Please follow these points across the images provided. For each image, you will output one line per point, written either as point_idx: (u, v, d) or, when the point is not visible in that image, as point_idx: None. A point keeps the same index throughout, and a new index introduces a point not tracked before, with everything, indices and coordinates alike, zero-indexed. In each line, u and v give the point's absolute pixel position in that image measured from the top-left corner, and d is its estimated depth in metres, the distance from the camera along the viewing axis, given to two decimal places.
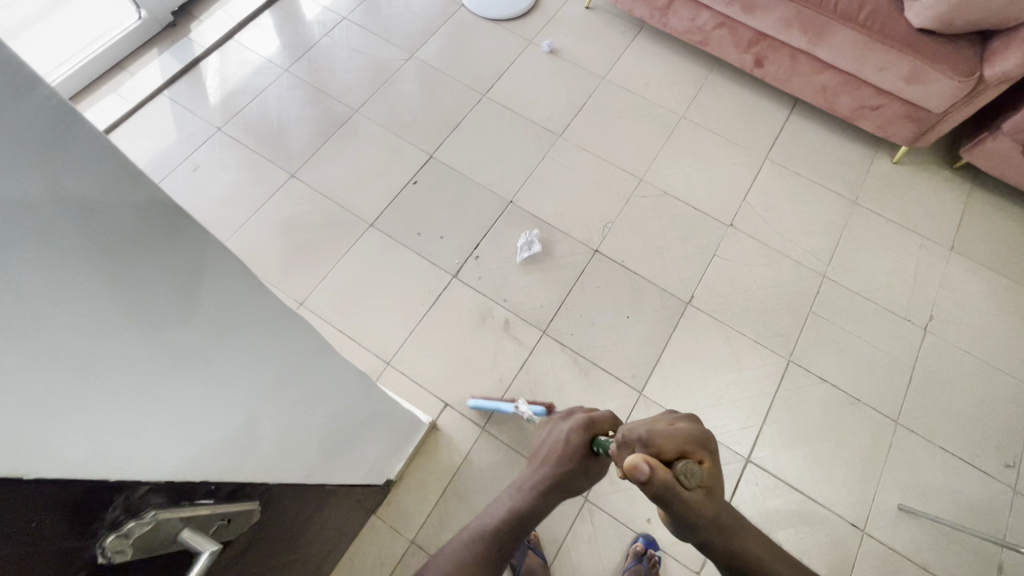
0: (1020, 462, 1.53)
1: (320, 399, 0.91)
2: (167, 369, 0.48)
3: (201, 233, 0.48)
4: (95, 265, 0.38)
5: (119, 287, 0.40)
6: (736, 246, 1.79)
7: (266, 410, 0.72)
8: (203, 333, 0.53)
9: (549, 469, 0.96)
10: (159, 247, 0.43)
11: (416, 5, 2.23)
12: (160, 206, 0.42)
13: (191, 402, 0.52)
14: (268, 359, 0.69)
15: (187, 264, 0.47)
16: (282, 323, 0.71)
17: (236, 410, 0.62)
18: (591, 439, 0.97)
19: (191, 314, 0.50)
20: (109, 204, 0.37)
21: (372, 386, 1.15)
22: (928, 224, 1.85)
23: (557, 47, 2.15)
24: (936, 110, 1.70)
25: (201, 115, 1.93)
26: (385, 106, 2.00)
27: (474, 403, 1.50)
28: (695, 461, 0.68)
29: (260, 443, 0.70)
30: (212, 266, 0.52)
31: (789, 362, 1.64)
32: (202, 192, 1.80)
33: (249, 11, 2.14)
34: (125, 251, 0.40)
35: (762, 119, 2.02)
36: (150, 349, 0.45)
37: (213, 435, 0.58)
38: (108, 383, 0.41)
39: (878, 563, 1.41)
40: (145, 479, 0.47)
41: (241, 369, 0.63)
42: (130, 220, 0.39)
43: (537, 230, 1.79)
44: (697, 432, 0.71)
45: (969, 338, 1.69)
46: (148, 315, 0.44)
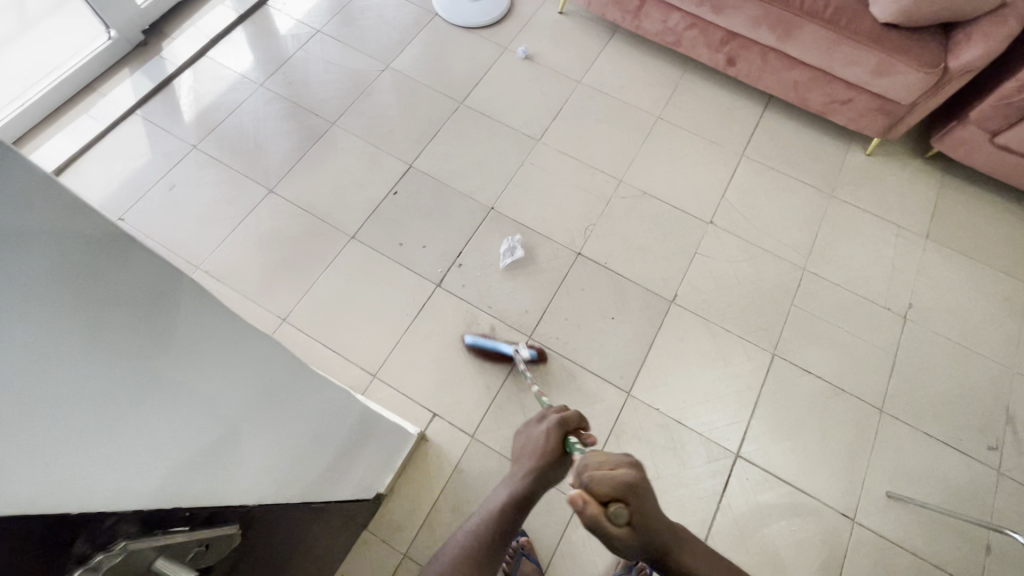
0: (1002, 444, 1.56)
1: (301, 417, 0.92)
2: (141, 393, 0.50)
3: (166, 270, 0.53)
4: (57, 298, 0.41)
5: (82, 317, 0.43)
6: (717, 243, 1.81)
7: (251, 435, 0.73)
8: (177, 360, 0.56)
9: (521, 472, 0.98)
10: (120, 278, 0.47)
11: (390, 15, 2.23)
12: (115, 242, 0.46)
13: (167, 428, 0.54)
14: (245, 386, 0.72)
15: (150, 294, 0.51)
16: (257, 350, 0.74)
17: (217, 434, 0.64)
18: (562, 439, 0.99)
19: (161, 341, 0.53)
20: (65, 239, 0.41)
21: (355, 403, 1.16)
22: (903, 213, 1.88)
23: (532, 52, 2.16)
24: (906, 102, 1.73)
25: (176, 133, 1.91)
26: (362, 118, 2.00)
27: (470, 339, 1.58)
28: (626, 505, 0.76)
29: (244, 467, 0.71)
30: (178, 295, 0.55)
31: (773, 355, 1.65)
32: (179, 210, 1.78)
33: (221, 28, 2.13)
34: (83, 283, 0.43)
35: (737, 116, 2.04)
36: (124, 375, 0.48)
37: (195, 459, 0.59)
38: (77, 409, 0.43)
39: (869, 551, 1.43)
40: (126, 505, 0.48)
41: (223, 395, 0.65)
42: (86, 253, 0.43)
43: (519, 235, 1.79)
44: (634, 476, 0.77)
45: (948, 323, 1.72)
46: (114, 344, 0.46)
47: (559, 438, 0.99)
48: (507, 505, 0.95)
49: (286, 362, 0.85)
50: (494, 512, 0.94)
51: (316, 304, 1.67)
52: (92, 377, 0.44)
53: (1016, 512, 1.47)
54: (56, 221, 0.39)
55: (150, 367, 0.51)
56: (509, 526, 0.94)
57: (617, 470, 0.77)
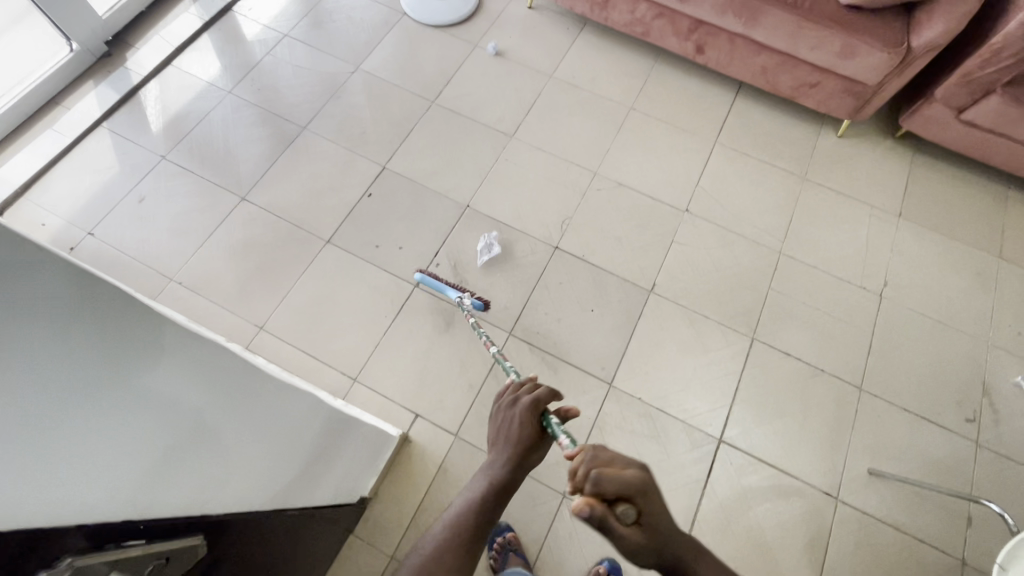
0: (980, 416, 1.58)
1: (277, 435, 1.00)
2: (123, 406, 0.63)
3: (133, 322, 0.71)
4: (54, 335, 0.58)
5: (72, 349, 0.59)
6: (693, 231, 1.81)
7: (230, 454, 0.82)
8: (158, 385, 0.70)
9: (498, 460, 0.86)
10: (95, 322, 0.64)
11: (358, 17, 2.21)
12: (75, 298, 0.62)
13: (149, 438, 0.65)
14: (212, 410, 0.81)
15: (126, 336, 0.68)
16: (231, 387, 0.90)
17: (195, 448, 0.74)
18: (538, 418, 0.88)
19: (140, 370, 0.67)
20: (51, 294, 0.59)
21: (335, 414, 1.26)
22: (875, 193, 1.90)
23: (502, 49, 2.16)
24: (872, 83, 1.74)
25: (143, 144, 1.88)
26: (334, 121, 1.98)
27: (419, 275, 1.57)
28: (634, 505, 0.68)
29: (224, 482, 0.78)
30: (150, 339, 0.73)
31: (752, 340, 1.66)
32: (149, 222, 1.76)
33: (186, 35, 2.11)
34: (71, 326, 0.60)
35: (709, 104, 2.05)
36: (109, 393, 0.61)
37: (175, 468, 0.68)
38: (69, 410, 0.56)
39: (852, 528, 1.44)
40: (111, 494, 0.56)
41: (202, 417, 0.78)
42: (67, 305, 0.61)
43: (496, 231, 1.79)
44: (643, 476, 0.70)
45: (923, 300, 1.74)
46: (99, 369, 0.61)
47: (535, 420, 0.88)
48: (482, 500, 0.81)
49: (252, 391, 0.97)
50: (467, 510, 0.81)
51: (293, 311, 1.66)
52: (76, 390, 0.57)
53: (995, 483, 1.50)
54: (33, 285, 0.58)
55: (109, 389, 0.61)
56: (486, 524, 0.80)
57: (621, 467, 0.70)
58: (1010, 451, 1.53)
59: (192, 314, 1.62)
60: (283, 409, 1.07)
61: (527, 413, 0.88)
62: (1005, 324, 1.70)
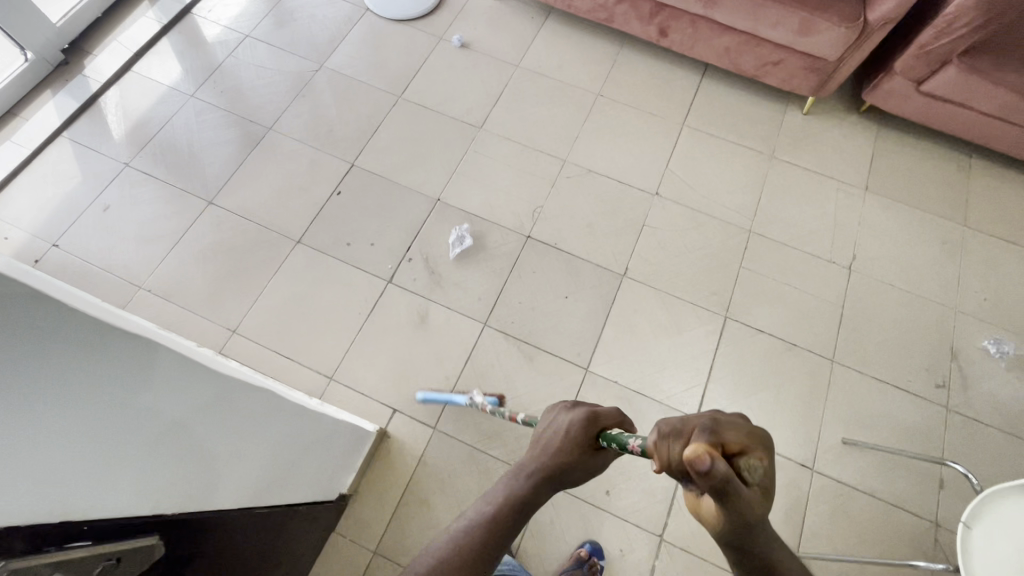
0: (949, 381, 1.61)
1: (258, 436, 1.01)
2: (121, 431, 0.65)
3: (143, 343, 0.72)
4: (76, 366, 0.59)
5: (91, 377, 0.61)
6: (664, 213, 1.83)
7: (213, 465, 0.85)
8: (157, 405, 0.72)
9: (529, 468, 0.75)
10: (112, 349, 0.65)
11: (321, 14, 2.19)
12: (97, 326, 0.63)
13: (138, 458, 0.67)
14: (217, 418, 0.88)
15: (136, 360, 0.69)
16: (223, 398, 0.92)
17: (179, 464, 0.76)
18: (593, 433, 0.78)
19: (144, 393, 0.70)
20: (78, 325, 0.60)
21: (316, 414, 1.27)
22: (842, 168, 1.92)
23: (467, 40, 2.15)
24: (832, 59, 1.76)
25: (106, 152, 1.86)
26: (300, 120, 1.96)
27: (423, 395, 1.50)
28: (756, 459, 0.52)
29: (199, 490, 0.81)
30: (156, 360, 0.74)
31: (725, 318, 1.68)
32: (115, 231, 1.73)
33: (145, 40, 2.08)
34: (91, 355, 0.61)
35: (676, 87, 2.06)
36: (111, 418, 0.63)
37: (162, 484, 0.71)
38: (73, 440, 0.58)
39: (828, 497, 1.47)
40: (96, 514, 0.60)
41: (193, 435, 0.80)
42: (92, 336, 0.62)
43: (467, 224, 1.79)
44: (758, 428, 0.55)
45: (891, 271, 1.76)
46: (108, 400, 0.63)
47: (596, 432, 0.78)
48: (506, 509, 0.71)
49: (245, 399, 1.00)
50: (488, 516, 0.70)
51: (266, 313, 1.65)
52: (87, 417, 0.60)
53: (965, 445, 1.53)
54: (65, 317, 0.58)
55: (113, 414, 0.63)
56: (503, 538, 0.69)
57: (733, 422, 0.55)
58: (979, 414, 1.57)
59: (163, 321, 1.61)
60: (285, 416, 1.13)
61: (582, 426, 0.78)
62: (971, 291, 1.73)
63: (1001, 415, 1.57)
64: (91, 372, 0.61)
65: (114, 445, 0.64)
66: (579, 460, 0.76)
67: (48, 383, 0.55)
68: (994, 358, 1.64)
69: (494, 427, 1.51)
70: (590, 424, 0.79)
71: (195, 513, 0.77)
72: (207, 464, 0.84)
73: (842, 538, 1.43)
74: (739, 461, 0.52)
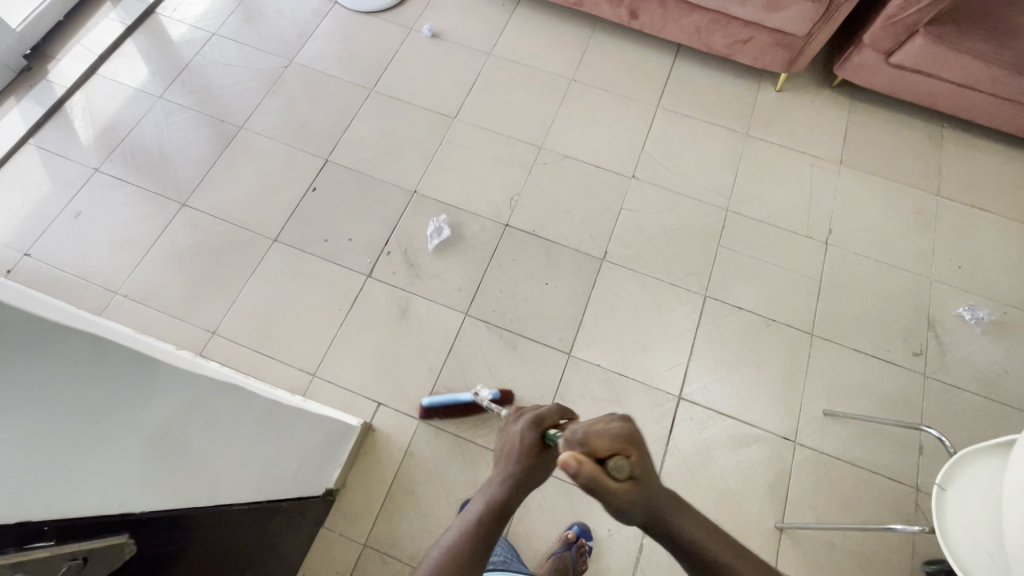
0: (926, 349, 1.63)
1: (252, 439, 1.04)
2: (115, 437, 0.71)
3: (145, 361, 0.80)
4: (77, 378, 0.67)
5: (88, 389, 0.68)
6: (641, 196, 1.83)
7: (206, 468, 0.90)
8: (155, 414, 0.80)
9: (492, 485, 0.73)
10: (114, 364, 0.73)
11: (289, 9, 2.16)
12: (102, 345, 0.71)
13: (130, 461, 0.74)
14: (214, 425, 0.94)
15: (136, 375, 0.77)
16: (223, 408, 0.98)
17: (171, 467, 0.82)
18: (543, 432, 0.75)
19: (142, 403, 0.77)
20: (83, 345, 0.69)
21: (309, 413, 1.28)
22: (817, 143, 1.93)
23: (438, 30, 2.13)
24: (801, 34, 1.76)
25: (75, 157, 1.83)
26: (272, 118, 1.94)
27: (428, 400, 1.49)
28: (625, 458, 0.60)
29: (190, 490, 0.85)
30: (158, 375, 0.82)
31: (705, 297, 1.69)
32: (88, 237, 1.71)
33: (110, 42, 2.04)
34: (93, 370, 0.69)
35: (649, 69, 2.06)
36: (108, 425, 0.70)
37: (153, 485, 0.77)
38: (69, 442, 0.64)
39: (811, 468, 1.49)
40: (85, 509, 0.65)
41: (189, 439, 0.87)
42: (95, 353, 0.70)
43: (445, 215, 1.78)
44: (631, 428, 0.62)
45: (867, 243, 1.78)
46: (104, 408, 0.70)
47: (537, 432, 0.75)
48: (480, 526, 0.69)
49: (246, 408, 1.06)
50: (462, 538, 0.68)
51: (246, 312, 1.64)
52: (83, 422, 0.67)
53: (943, 411, 1.56)
54: (70, 339, 0.67)
55: (108, 421, 0.70)
56: (482, 556, 0.67)
57: (611, 425, 0.62)
58: (956, 379, 1.59)
59: (141, 326, 1.59)
60: (275, 416, 1.14)
61: (533, 428, 0.75)
62: (946, 259, 1.76)
63: (977, 379, 1.59)
64: (77, 378, 0.67)
65: (99, 446, 0.69)
66: (536, 462, 0.74)
67: (50, 393, 0.63)
68: (969, 324, 1.66)
69: (479, 416, 1.52)
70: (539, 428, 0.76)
71: (179, 513, 0.80)
72: (198, 468, 0.88)
73: (826, 507, 1.45)
74: (609, 462, 0.59)
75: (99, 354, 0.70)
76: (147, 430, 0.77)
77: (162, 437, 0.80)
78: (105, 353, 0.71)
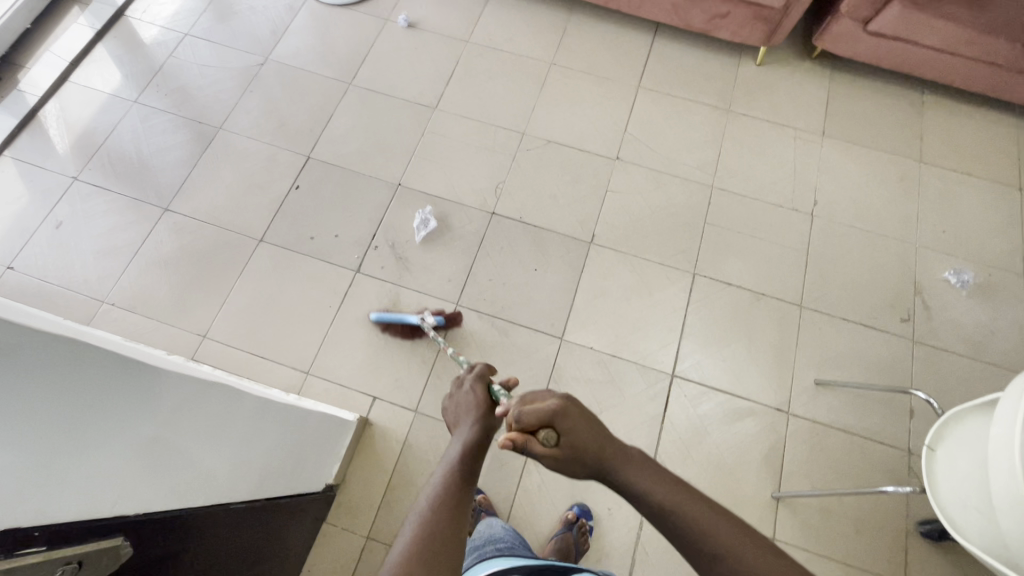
0: (914, 315, 1.65)
1: (243, 436, 1.04)
2: (91, 439, 0.70)
3: (123, 360, 0.77)
4: (47, 381, 0.65)
5: (59, 392, 0.66)
6: (626, 177, 1.83)
7: (194, 468, 0.89)
8: (134, 413, 0.78)
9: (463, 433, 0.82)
10: (87, 366, 0.71)
11: (261, 5, 2.12)
12: (70, 346, 0.69)
13: (111, 463, 0.72)
14: (201, 422, 0.93)
15: (112, 374, 0.75)
16: (210, 405, 0.96)
17: (155, 466, 0.81)
18: (488, 388, 0.89)
19: (119, 403, 0.75)
20: (51, 347, 0.66)
21: (304, 412, 1.29)
22: (799, 116, 1.93)
23: (414, 19, 2.10)
24: (778, 6, 1.75)
25: (52, 167, 1.80)
26: (251, 117, 1.92)
27: (376, 315, 1.59)
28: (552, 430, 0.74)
29: (178, 490, 0.84)
30: (137, 374, 0.80)
31: (695, 275, 1.70)
32: (72, 247, 1.69)
33: (80, 47, 2.00)
34: (63, 372, 0.67)
35: (628, 49, 2.04)
36: (83, 426, 0.69)
37: (135, 486, 0.76)
38: (41, 447, 0.63)
39: (805, 437, 1.51)
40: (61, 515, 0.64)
41: (175, 437, 0.85)
42: (65, 354, 0.68)
43: (430, 206, 1.77)
44: (560, 404, 0.75)
45: (853, 213, 1.79)
46: (75, 411, 0.68)
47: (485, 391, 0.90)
48: (461, 465, 0.76)
49: (233, 403, 1.04)
50: (448, 477, 0.74)
51: (236, 314, 1.63)
52: (56, 425, 0.65)
53: (932, 374, 1.58)
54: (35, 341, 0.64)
55: (82, 423, 0.68)
56: (470, 487, 0.74)
57: (541, 402, 0.76)
58: (944, 342, 1.62)
59: (131, 333, 1.58)
60: (264, 414, 1.13)
61: (480, 384, 0.89)
62: (930, 225, 1.77)
63: (965, 341, 1.62)
64: (47, 382, 0.65)
65: (74, 448, 0.67)
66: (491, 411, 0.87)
67: (18, 399, 0.61)
68: (955, 287, 1.68)
69: None
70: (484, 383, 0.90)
71: (169, 513, 0.79)
72: (187, 467, 0.87)
73: (821, 474, 1.47)
74: (538, 432, 0.74)
75: (79, 360, 0.70)
76: (134, 431, 0.77)
77: (149, 437, 0.80)
78: (86, 359, 0.71)
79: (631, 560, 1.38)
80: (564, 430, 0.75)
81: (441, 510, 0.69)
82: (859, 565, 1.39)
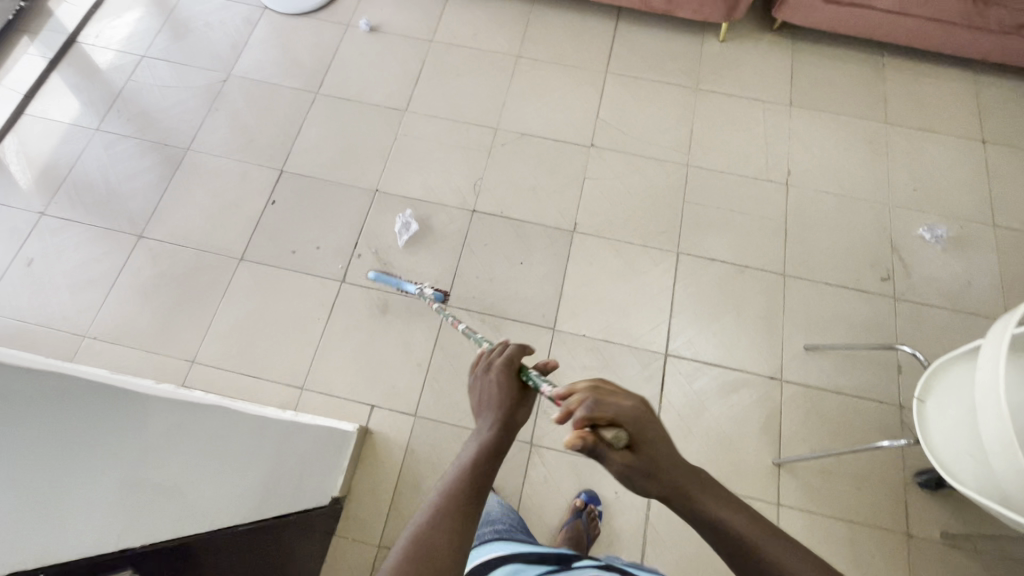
0: (893, 273, 1.69)
1: (251, 458, 1.04)
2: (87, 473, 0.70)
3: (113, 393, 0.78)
4: (35, 417, 0.66)
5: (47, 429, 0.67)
6: (602, 163, 1.84)
7: (204, 491, 0.89)
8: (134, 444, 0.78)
9: (484, 427, 0.75)
10: (73, 401, 0.72)
11: (217, 21, 2.08)
12: (50, 383, 0.70)
13: (107, 495, 0.73)
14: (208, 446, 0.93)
15: (101, 407, 0.75)
16: (213, 428, 0.97)
17: (161, 494, 0.81)
18: (516, 375, 0.80)
19: (116, 435, 0.76)
20: (30, 387, 0.67)
21: (308, 429, 1.30)
22: (765, 88, 1.96)
23: (376, 23, 2.08)
24: None
25: (16, 204, 1.75)
26: (218, 135, 1.88)
27: (374, 274, 1.59)
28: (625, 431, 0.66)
29: (186, 517, 0.85)
30: (131, 405, 0.80)
31: (678, 254, 1.72)
32: (46, 283, 1.65)
33: (34, 78, 1.94)
34: (47, 410, 0.68)
35: (593, 36, 2.05)
36: (78, 462, 0.69)
37: (136, 516, 0.76)
38: (29, 487, 0.64)
39: (799, 402, 1.54)
40: (47, 554, 0.64)
41: (182, 463, 0.86)
42: (46, 391, 0.69)
43: (410, 209, 1.76)
44: (636, 407, 0.68)
45: (826, 179, 1.82)
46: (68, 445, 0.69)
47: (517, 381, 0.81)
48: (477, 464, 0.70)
49: (236, 426, 1.05)
50: (460, 478, 0.68)
51: (223, 336, 1.60)
52: (46, 463, 0.66)
53: (915, 329, 1.62)
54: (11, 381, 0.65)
55: (75, 458, 0.69)
56: (480, 493, 0.68)
57: (617, 399, 0.68)
58: (923, 297, 1.66)
59: (116, 365, 1.55)
60: (268, 434, 1.14)
61: (507, 371, 0.80)
62: (901, 184, 1.81)
63: (943, 294, 1.66)
64: (33, 421, 0.66)
65: (66, 485, 0.68)
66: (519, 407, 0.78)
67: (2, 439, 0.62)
68: (929, 242, 1.72)
69: None
70: (510, 369, 0.81)
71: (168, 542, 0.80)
72: (196, 492, 0.88)
73: (818, 437, 1.50)
74: (606, 431, 0.65)
75: (55, 403, 0.69)
76: (135, 471, 0.77)
77: (157, 475, 0.80)
78: (63, 402, 0.70)
79: (642, 540, 1.39)
80: (636, 434, 0.66)
81: (442, 518, 0.63)
82: (862, 521, 1.42)
